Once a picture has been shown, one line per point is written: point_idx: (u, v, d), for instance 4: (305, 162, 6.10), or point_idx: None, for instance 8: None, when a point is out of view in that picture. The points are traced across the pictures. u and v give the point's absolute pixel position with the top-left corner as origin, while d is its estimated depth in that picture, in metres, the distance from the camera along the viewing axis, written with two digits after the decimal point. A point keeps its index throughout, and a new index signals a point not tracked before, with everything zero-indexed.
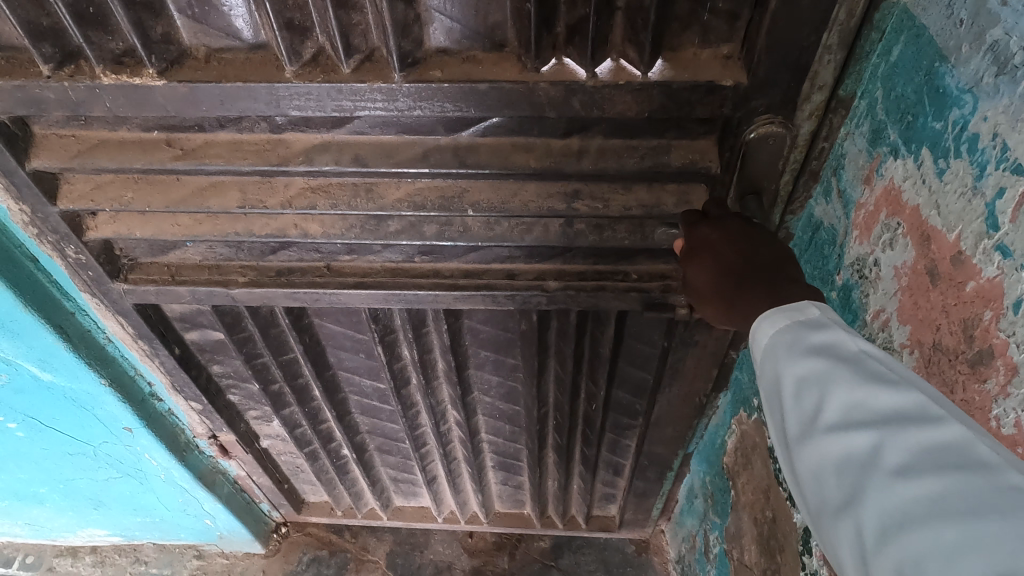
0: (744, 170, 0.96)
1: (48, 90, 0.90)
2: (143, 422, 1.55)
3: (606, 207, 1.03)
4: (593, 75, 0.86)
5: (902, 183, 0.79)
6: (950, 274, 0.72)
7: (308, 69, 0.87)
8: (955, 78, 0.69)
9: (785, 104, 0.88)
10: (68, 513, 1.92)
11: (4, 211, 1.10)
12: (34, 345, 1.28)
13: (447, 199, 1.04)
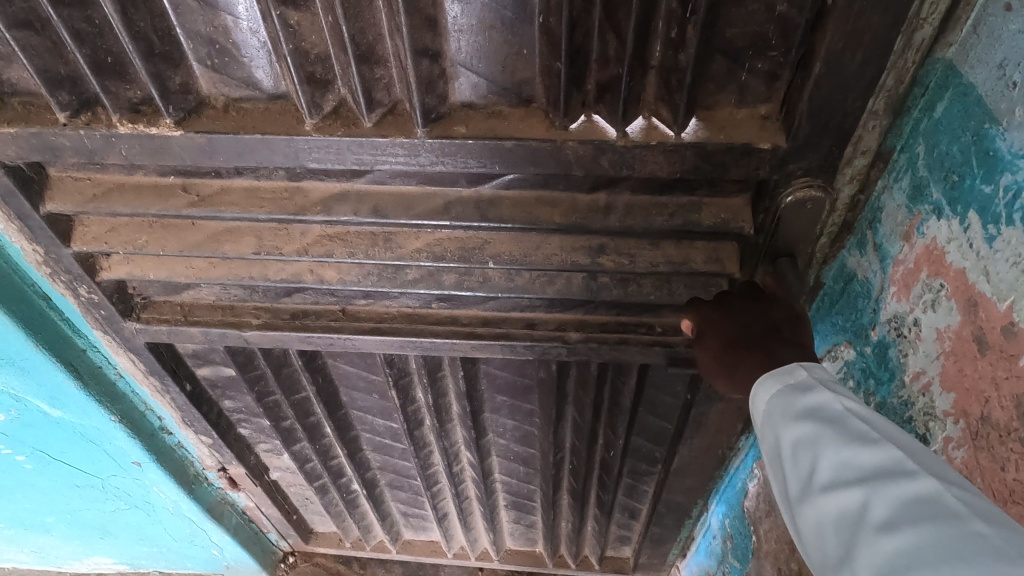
0: (778, 231, 0.92)
1: (63, 138, 0.87)
2: (153, 457, 1.53)
3: (632, 262, 0.99)
4: (624, 134, 0.82)
5: (946, 244, 0.74)
6: (1000, 346, 0.67)
7: (329, 121, 0.85)
8: (1007, 142, 0.64)
9: (825, 169, 0.83)
10: (75, 542, 1.89)
11: (17, 251, 1.07)
12: (44, 382, 1.26)
13: (468, 250, 1.01)
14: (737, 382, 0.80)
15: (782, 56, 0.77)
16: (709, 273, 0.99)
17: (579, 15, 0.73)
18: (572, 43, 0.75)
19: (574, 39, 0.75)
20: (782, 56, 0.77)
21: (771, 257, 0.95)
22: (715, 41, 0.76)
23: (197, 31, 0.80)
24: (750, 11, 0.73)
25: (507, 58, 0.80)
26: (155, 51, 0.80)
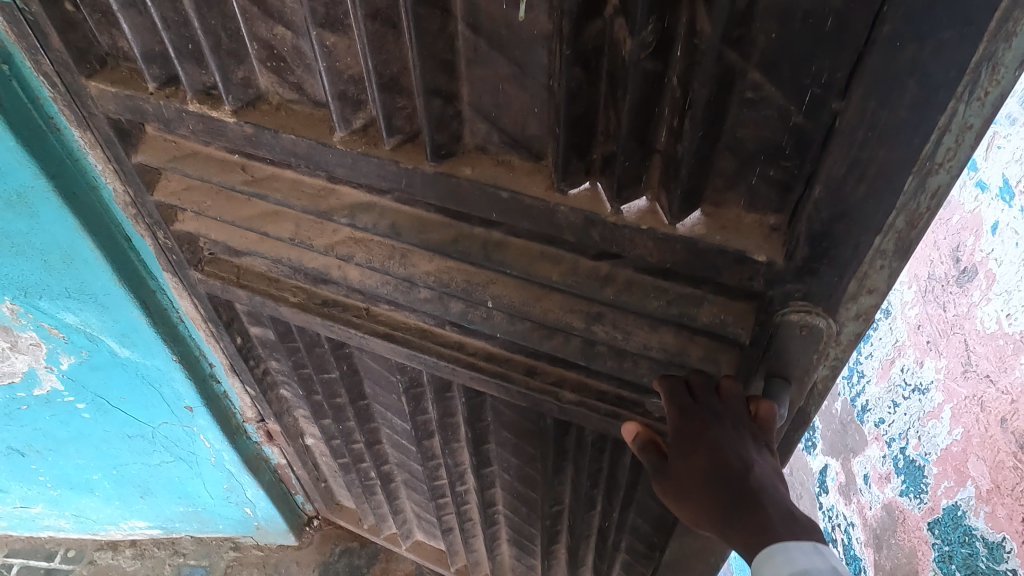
0: (769, 350, 0.84)
1: (149, 104, 1.01)
2: (202, 402, 1.70)
3: (625, 339, 0.96)
4: (618, 211, 0.80)
5: None
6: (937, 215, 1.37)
7: (355, 137, 0.91)
8: None
9: (828, 297, 0.76)
10: (115, 503, 2.13)
11: (109, 193, 1.24)
12: (120, 319, 1.43)
13: (472, 285, 1.03)
14: (719, 528, 0.74)
15: (795, 167, 0.71)
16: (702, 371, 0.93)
17: (582, 86, 0.72)
18: (573, 112, 0.74)
19: (574, 110, 0.74)
20: (795, 168, 0.71)
21: (761, 373, 0.87)
22: (722, 137, 0.72)
23: (260, 35, 0.88)
24: (765, 114, 0.68)
25: (518, 115, 0.81)
26: (223, 46, 0.90)
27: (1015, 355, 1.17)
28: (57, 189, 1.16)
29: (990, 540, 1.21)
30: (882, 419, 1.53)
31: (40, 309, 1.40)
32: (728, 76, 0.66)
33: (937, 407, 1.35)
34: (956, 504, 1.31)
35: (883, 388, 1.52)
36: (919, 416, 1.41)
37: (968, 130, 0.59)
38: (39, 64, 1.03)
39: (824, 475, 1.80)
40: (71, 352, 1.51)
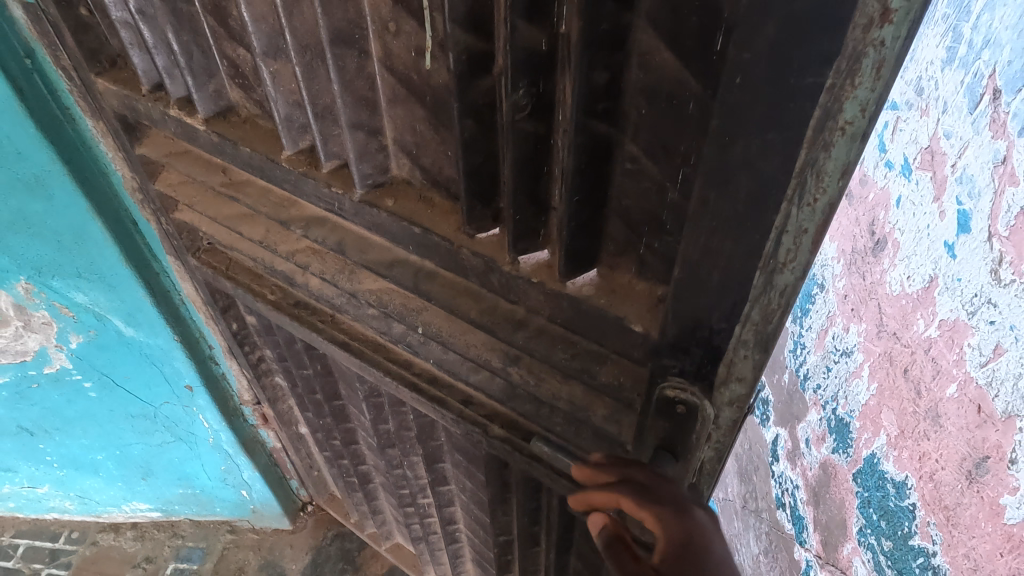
0: (650, 421, 0.81)
1: (143, 105, 1.11)
2: (201, 381, 1.80)
3: (536, 385, 0.96)
4: (514, 261, 0.81)
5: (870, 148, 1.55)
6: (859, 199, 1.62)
7: (300, 157, 0.96)
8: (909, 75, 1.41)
9: (700, 379, 0.73)
10: (118, 483, 2.25)
11: (118, 179, 1.34)
12: (126, 299, 1.52)
13: (407, 308, 1.07)
14: None
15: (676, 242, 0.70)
16: (605, 432, 0.91)
17: (477, 136, 0.73)
18: (469, 161, 0.75)
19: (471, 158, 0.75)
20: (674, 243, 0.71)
21: (649, 445, 0.83)
22: (608, 201, 0.73)
23: (226, 55, 0.95)
24: (642, 184, 0.69)
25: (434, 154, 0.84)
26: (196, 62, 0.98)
27: (912, 314, 1.38)
28: (71, 173, 1.24)
29: (897, 482, 1.43)
30: (819, 386, 1.76)
31: (53, 289, 1.48)
32: (601, 143, 0.67)
33: (859, 367, 1.57)
34: (873, 453, 1.52)
35: (820, 357, 1.76)
36: (847, 375, 1.62)
37: (804, 234, 0.56)
38: (60, 60, 1.14)
39: (778, 443, 2.02)
40: (80, 331, 1.61)
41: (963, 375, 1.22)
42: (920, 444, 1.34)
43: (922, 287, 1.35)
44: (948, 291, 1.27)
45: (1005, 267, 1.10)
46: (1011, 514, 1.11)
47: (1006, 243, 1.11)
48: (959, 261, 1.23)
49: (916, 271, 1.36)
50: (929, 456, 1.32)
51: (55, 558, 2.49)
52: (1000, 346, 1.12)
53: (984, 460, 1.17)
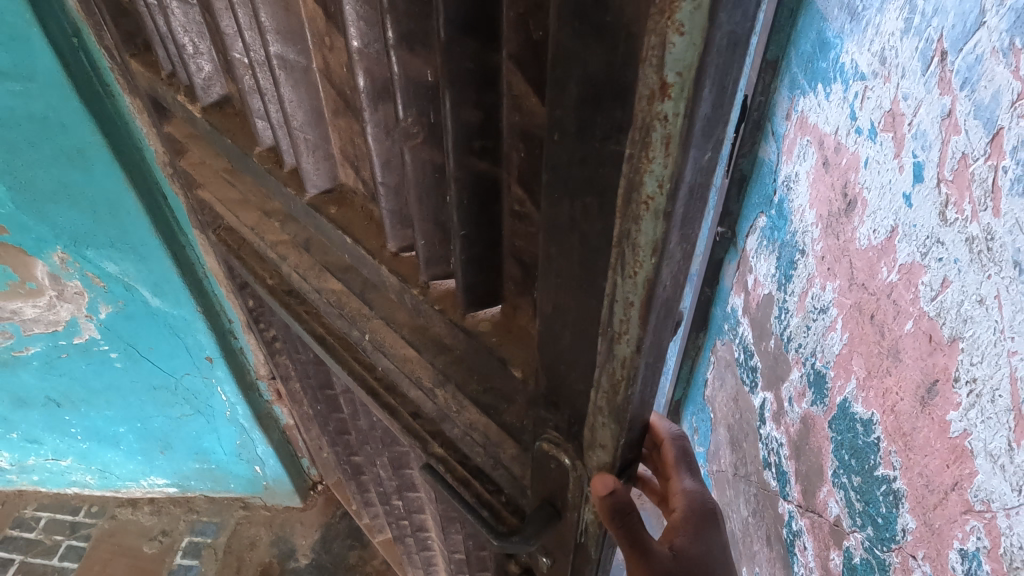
0: (535, 472, 0.64)
1: (170, 93, 1.23)
2: (221, 353, 1.97)
3: (455, 413, 0.75)
4: (426, 286, 0.76)
5: (808, 112, 1.33)
6: (833, 157, 1.23)
7: (268, 154, 1.03)
8: (832, 30, 1.21)
9: (574, 439, 0.58)
10: (138, 457, 2.43)
11: (151, 155, 1.47)
12: (154, 270, 1.67)
13: (349, 312, 0.90)
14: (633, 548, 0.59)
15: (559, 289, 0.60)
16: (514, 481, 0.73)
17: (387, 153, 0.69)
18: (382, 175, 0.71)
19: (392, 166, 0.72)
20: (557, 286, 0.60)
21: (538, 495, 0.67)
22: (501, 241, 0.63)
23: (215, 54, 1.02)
24: (529, 233, 0.59)
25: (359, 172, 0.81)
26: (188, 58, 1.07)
27: (877, 264, 1.06)
28: (110, 145, 1.38)
29: (865, 419, 1.09)
30: (801, 345, 1.37)
31: (86, 259, 1.63)
32: (488, 183, 0.58)
33: (834, 321, 1.21)
34: (845, 399, 1.16)
35: (800, 319, 1.37)
36: (824, 334, 1.26)
37: (631, 308, 0.43)
38: (103, 39, 1.28)
39: (764, 406, 1.58)
40: (109, 301, 1.77)
41: (918, 309, 0.94)
42: (883, 381, 1.03)
43: (885, 237, 1.04)
44: (906, 237, 0.98)
45: (950, 207, 0.87)
46: (954, 428, 0.85)
47: (950, 186, 0.87)
48: (915, 210, 0.95)
49: (880, 221, 1.05)
50: (893, 391, 1.01)
51: (75, 530, 2.61)
52: (947, 281, 0.87)
53: (936, 384, 0.90)
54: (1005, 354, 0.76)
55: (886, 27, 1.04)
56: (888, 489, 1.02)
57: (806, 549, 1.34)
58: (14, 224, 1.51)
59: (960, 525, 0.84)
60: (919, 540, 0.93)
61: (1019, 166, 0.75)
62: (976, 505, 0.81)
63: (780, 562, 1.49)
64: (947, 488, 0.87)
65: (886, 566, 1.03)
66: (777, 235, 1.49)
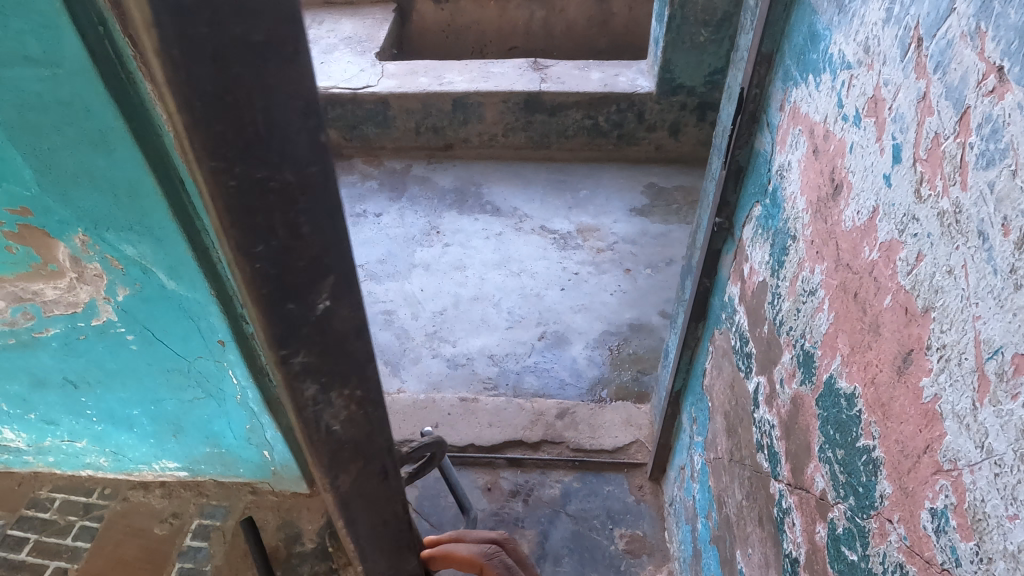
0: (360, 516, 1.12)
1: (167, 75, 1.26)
2: (233, 337, 2.02)
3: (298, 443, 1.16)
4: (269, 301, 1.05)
5: (800, 103, 1.37)
6: (823, 145, 1.27)
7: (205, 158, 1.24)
8: (822, 22, 1.26)
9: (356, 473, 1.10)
10: (150, 440, 2.49)
11: (168, 142, 1.52)
12: (170, 253, 1.73)
13: None
14: None
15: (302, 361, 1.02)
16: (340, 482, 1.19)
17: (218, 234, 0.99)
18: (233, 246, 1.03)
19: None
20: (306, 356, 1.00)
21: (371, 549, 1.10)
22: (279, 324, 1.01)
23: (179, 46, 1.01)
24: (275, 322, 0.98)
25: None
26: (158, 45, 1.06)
27: (860, 245, 1.11)
28: (131, 130, 1.43)
29: (849, 393, 1.14)
30: (792, 329, 1.42)
31: (106, 241, 1.69)
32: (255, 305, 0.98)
33: (822, 302, 1.26)
34: (830, 375, 1.21)
35: (791, 303, 1.42)
36: (812, 314, 1.31)
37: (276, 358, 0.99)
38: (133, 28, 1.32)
39: (758, 391, 1.62)
40: (127, 284, 1.84)
41: (896, 284, 0.99)
42: (865, 354, 1.08)
43: (868, 217, 1.08)
44: (886, 216, 1.02)
45: (925, 185, 0.92)
46: (926, 394, 0.90)
47: (925, 164, 0.92)
48: (894, 189, 1.00)
49: (864, 202, 1.10)
50: (873, 364, 1.06)
51: (89, 511, 2.67)
52: (921, 255, 0.92)
53: (912, 353, 0.94)
54: (970, 319, 0.81)
55: (869, 17, 1.08)
56: (867, 458, 1.06)
57: (794, 525, 1.38)
58: (39, 205, 1.59)
59: (932, 487, 0.89)
60: (895, 504, 0.98)
61: (984, 141, 0.79)
62: (945, 464, 0.86)
63: (771, 543, 1.53)
64: (919, 452, 0.91)
65: (866, 533, 1.08)
66: (772, 223, 1.54)
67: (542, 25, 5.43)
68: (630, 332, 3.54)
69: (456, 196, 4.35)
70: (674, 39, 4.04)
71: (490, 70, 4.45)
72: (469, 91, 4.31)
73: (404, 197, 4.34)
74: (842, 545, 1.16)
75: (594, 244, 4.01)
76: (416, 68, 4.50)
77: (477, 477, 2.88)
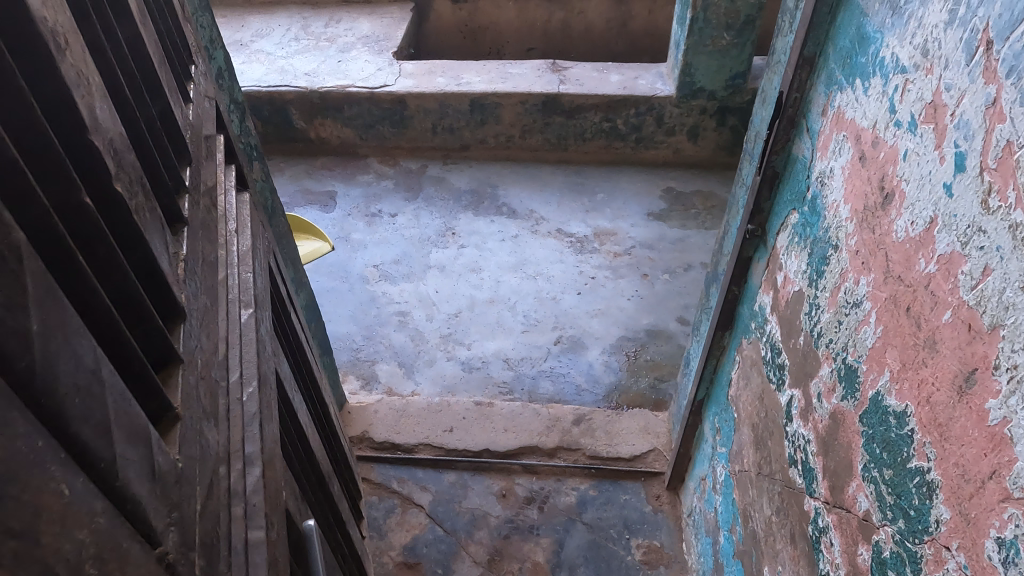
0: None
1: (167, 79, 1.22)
2: None
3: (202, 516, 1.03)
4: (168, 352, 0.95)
5: (845, 108, 1.33)
6: (871, 153, 1.22)
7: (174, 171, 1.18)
8: (873, 25, 1.21)
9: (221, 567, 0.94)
10: None
11: None
12: None
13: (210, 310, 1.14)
14: None
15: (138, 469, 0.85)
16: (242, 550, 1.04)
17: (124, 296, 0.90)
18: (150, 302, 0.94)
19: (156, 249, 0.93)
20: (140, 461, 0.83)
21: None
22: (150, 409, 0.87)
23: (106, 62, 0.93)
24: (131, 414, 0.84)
25: (150, 230, 0.93)
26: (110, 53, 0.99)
27: (913, 256, 1.06)
28: None
29: (898, 411, 1.09)
30: (831, 342, 1.37)
31: None
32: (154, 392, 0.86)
33: (867, 315, 1.21)
34: (877, 391, 1.16)
35: (831, 314, 1.37)
36: (856, 326, 1.26)
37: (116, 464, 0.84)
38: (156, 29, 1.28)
39: (792, 404, 1.57)
40: None
41: (956, 299, 0.95)
42: (918, 372, 1.03)
43: (924, 228, 1.04)
44: (946, 228, 0.98)
45: (994, 195, 0.87)
46: (993, 416, 0.86)
47: (994, 175, 0.87)
48: (956, 200, 0.95)
49: (919, 212, 1.05)
50: (928, 383, 1.01)
51: None
52: (989, 269, 0.88)
53: (976, 372, 0.90)
54: None
55: (928, 20, 1.04)
56: (921, 480, 1.02)
57: (832, 546, 1.34)
58: None
59: (999, 515, 0.85)
60: (953, 530, 0.94)
61: None
62: (1015, 492, 0.82)
63: (804, 562, 1.49)
64: (984, 478, 0.87)
65: (918, 559, 1.04)
66: (810, 232, 1.49)
67: (560, 26, 5.39)
68: (647, 338, 3.49)
69: (472, 198, 4.31)
70: (695, 42, 3.97)
71: (508, 71, 4.41)
72: (487, 91, 4.28)
73: (420, 198, 4.31)
74: (890, 568, 1.12)
75: (611, 249, 3.96)
76: (433, 68, 4.46)
77: (491, 483, 2.83)
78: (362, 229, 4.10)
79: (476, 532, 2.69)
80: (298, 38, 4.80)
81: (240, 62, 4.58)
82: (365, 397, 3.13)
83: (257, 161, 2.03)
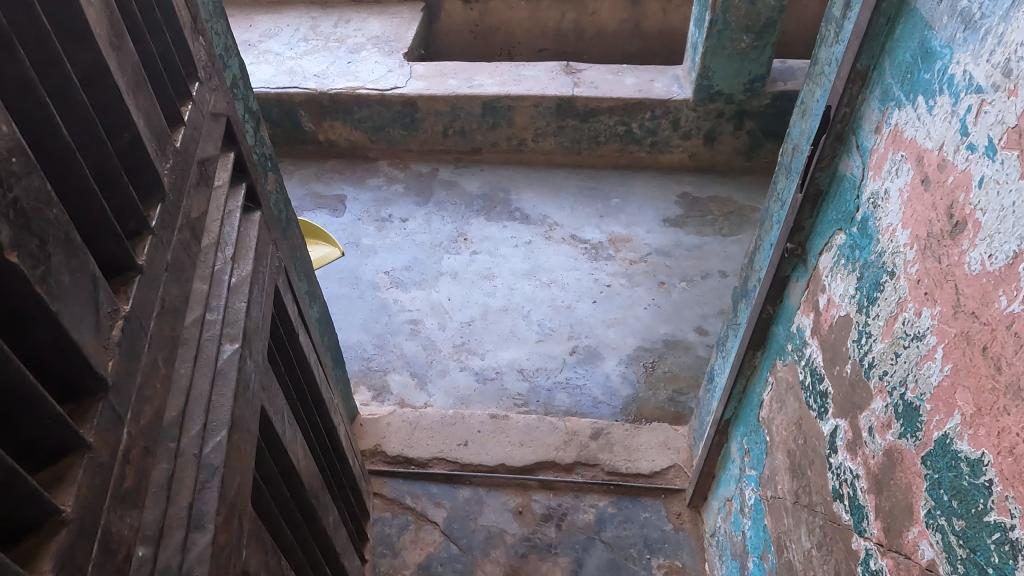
0: None
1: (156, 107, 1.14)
2: None
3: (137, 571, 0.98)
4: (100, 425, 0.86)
5: (904, 125, 1.25)
6: (937, 176, 1.14)
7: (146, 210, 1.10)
8: (940, 39, 1.13)
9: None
10: None
11: None
12: None
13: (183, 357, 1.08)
14: None
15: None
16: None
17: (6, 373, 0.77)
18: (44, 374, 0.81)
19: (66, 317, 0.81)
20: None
21: None
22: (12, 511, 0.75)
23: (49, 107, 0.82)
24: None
25: (69, 296, 0.83)
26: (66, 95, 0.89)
27: (993, 291, 0.99)
28: None
29: (973, 458, 1.01)
30: (886, 373, 1.29)
31: None
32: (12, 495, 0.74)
33: (932, 350, 1.13)
34: (945, 434, 1.08)
35: (886, 344, 1.29)
36: (917, 360, 1.18)
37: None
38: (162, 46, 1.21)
39: (836, 434, 1.50)
40: None
41: None
42: (999, 418, 0.96)
43: (1006, 263, 0.96)
44: None
45: None
46: None
47: None
48: None
49: (1001, 245, 0.97)
50: (1012, 431, 0.94)
51: None
52: None
53: None
54: None
55: (1013, 38, 0.96)
56: (1003, 537, 0.96)
57: None
58: None
59: None
60: None
61: None
62: None
63: None
64: None
65: None
66: (859, 254, 1.41)
67: (574, 26, 5.30)
68: (665, 348, 3.42)
69: (484, 202, 4.24)
70: (714, 45, 3.88)
71: (522, 73, 4.33)
72: (500, 94, 4.19)
73: (431, 202, 4.23)
74: None
75: (626, 255, 3.89)
76: (445, 69, 4.38)
77: (507, 499, 2.76)
78: (373, 234, 4.02)
79: (492, 550, 2.61)
80: (307, 38, 4.72)
81: (248, 63, 4.50)
82: (377, 408, 3.06)
83: (271, 172, 1.96)
